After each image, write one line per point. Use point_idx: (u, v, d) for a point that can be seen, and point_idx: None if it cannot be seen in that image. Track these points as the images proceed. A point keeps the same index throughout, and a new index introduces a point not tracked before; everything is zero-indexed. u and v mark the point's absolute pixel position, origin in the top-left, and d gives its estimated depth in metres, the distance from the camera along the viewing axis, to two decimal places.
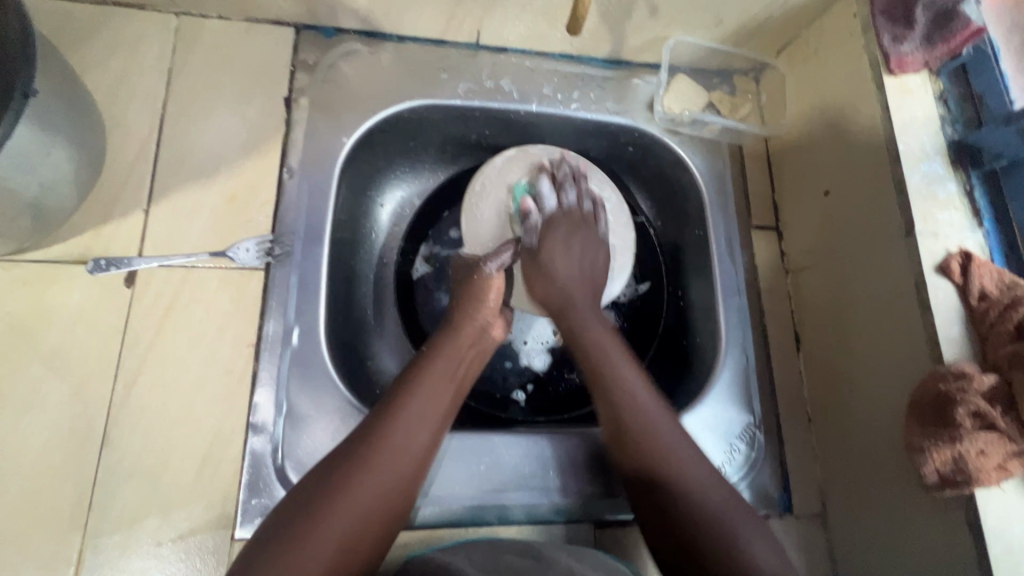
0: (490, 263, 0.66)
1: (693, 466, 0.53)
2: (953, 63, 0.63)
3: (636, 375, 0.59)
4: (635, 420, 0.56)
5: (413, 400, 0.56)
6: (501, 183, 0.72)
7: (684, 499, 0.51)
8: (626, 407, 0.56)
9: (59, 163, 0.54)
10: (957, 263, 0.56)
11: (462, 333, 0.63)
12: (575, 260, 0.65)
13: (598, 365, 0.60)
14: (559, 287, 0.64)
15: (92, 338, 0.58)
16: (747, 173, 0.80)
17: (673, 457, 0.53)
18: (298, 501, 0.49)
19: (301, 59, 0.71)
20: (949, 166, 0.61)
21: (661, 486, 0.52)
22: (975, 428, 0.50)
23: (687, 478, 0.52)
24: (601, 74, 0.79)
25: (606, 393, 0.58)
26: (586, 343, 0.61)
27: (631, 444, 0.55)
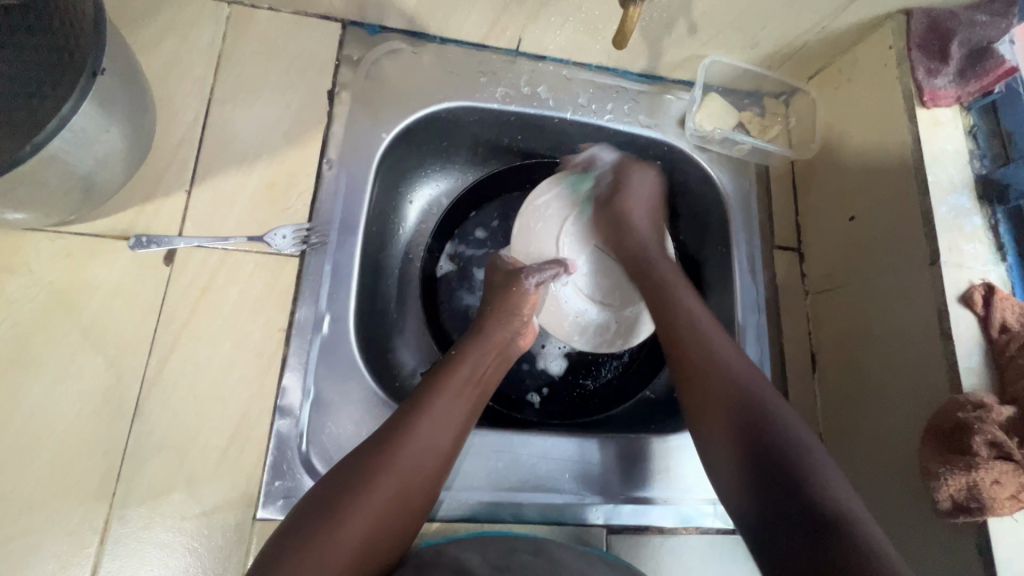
0: (530, 276, 0.68)
1: (734, 358, 0.58)
2: (984, 100, 0.64)
3: (726, 342, 0.60)
4: (725, 385, 0.56)
5: (440, 400, 0.57)
6: (561, 204, 0.81)
7: (783, 450, 0.50)
8: (699, 349, 0.59)
9: (113, 140, 0.55)
10: (979, 295, 0.57)
11: (491, 337, 0.65)
12: (645, 210, 0.76)
13: (690, 345, 0.60)
14: (635, 246, 0.74)
15: (129, 311, 0.59)
16: (772, 193, 0.82)
17: (718, 349, 0.59)
18: (326, 488, 0.50)
19: (345, 54, 0.73)
20: (975, 200, 0.62)
21: (710, 360, 0.58)
22: (991, 457, 0.51)
23: (780, 423, 0.52)
24: (635, 87, 0.81)
25: (701, 370, 0.58)
26: (683, 327, 0.61)
27: (716, 406, 0.55)
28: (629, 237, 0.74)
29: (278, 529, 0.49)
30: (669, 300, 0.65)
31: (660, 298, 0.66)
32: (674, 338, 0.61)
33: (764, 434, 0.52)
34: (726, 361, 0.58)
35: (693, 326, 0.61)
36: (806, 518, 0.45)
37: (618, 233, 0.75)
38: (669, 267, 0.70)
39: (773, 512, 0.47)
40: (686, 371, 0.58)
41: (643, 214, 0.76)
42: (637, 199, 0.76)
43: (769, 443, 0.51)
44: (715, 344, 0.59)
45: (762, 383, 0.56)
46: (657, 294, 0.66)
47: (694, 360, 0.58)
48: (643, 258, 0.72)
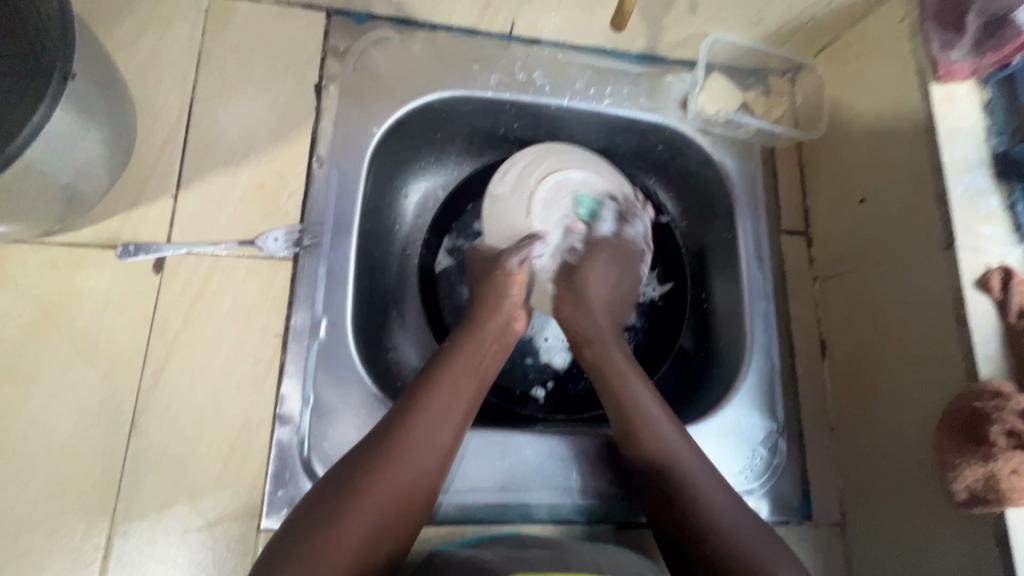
0: (512, 256, 0.66)
1: (681, 450, 0.58)
2: (1000, 74, 0.60)
3: (677, 430, 0.59)
4: (683, 482, 0.56)
5: (437, 394, 0.56)
6: (531, 174, 0.72)
7: (733, 565, 0.50)
8: (653, 456, 0.57)
9: (91, 146, 0.53)
10: (997, 278, 0.55)
11: (486, 327, 0.63)
12: (605, 293, 0.71)
13: (643, 442, 0.58)
14: (591, 305, 0.69)
15: (119, 322, 0.58)
16: (779, 175, 0.79)
17: (668, 452, 0.57)
18: (326, 490, 0.50)
19: (331, 45, 0.69)
20: (992, 179, 0.59)
21: (661, 477, 0.57)
22: (1010, 447, 0.49)
23: (715, 516, 0.54)
24: (635, 69, 0.77)
25: (655, 471, 0.57)
26: (628, 410, 0.61)
27: (668, 508, 0.56)
28: (585, 321, 0.68)
29: (275, 535, 0.48)
30: (621, 391, 0.62)
31: (603, 367, 0.65)
32: (634, 444, 0.59)
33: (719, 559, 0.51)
34: (675, 451, 0.57)
35: (643, 412, 0.60)
36: None
37: (573, 288, 0.70)
38: (622, 355, 0.66)
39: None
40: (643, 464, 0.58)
41: (607, 286, 0.71)
42: (606, 276, 0.71)
43: (717, 557, 0.51)
44: (663, 428, 0.58)
45: (699, 466, 0.57)
46: (605, 372, 0.64)
47: (661, 468, 0.57)
48: (598, 347, 0.66)
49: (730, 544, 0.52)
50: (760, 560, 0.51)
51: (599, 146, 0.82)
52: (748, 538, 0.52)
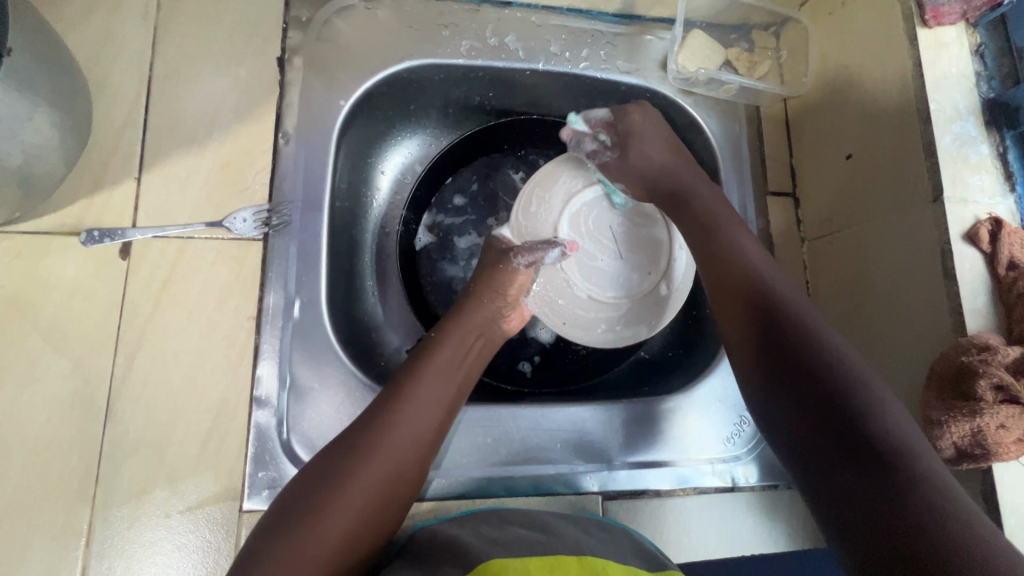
0: (520, 257, 0.64)
1: (793, 300, 0.53)
2: (991, 14, 0.57)
3: (767, 264, 0.57)
4: (805, 346, 0.49)
5: (422, 388, 0.54)
6: (590, 315, 0.71)
7: (842, 396, 0.45)
8: (737, 266, 0.56)
9: (40, 129, 0.52)
10: (986, 230, 0.53)
11: (472, 319, 0.62)
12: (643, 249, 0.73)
13: (751, 292, 0.54)
14: (656, 163, 0.67)
15: (87, 310, 0.57)
16: (764, 135, 0.77)
17: (752, 272, 0.56)
18: (301, 490, 0.48)
19: (293, 15, 0.67)
20: (982, 126, 0.57)
21: (754, 294, 0.54)
22: (996, 401, 0.48)
23: (851, 371, 0.47)
24: (612, 30, 0.74)
25: (767, 314, 0.52)
26: (736, 267, 0.57)
27: (767, 348, 0.51)
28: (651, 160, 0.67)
29: (255, 529, 0.46)
30: (711, 221, 0.61)
31: (711, 232, 0.60)
32: (714, 257, 0.59)
33: (832, 386, 0.46)
34: (790, 307, 0.53)
35: (747, 265, 0.57)
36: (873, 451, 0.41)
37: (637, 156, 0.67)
38: (743, 231, 0.60)
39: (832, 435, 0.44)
40: (716, 276, 0.57)
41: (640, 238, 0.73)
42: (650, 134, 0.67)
43: (829, 395, 0.46)
44: (757, 266, 0.56)
45: (809, 310, 0.53)
46: (717, 245, 0.59)
47: (781, 334, 0.51)
48: (682, 194, 0.65)
49: (841, 371, 0.46)
50: (879, 397, 0.45)
51: (579, 113, 0.79)
52: (866, 374, 0.47)
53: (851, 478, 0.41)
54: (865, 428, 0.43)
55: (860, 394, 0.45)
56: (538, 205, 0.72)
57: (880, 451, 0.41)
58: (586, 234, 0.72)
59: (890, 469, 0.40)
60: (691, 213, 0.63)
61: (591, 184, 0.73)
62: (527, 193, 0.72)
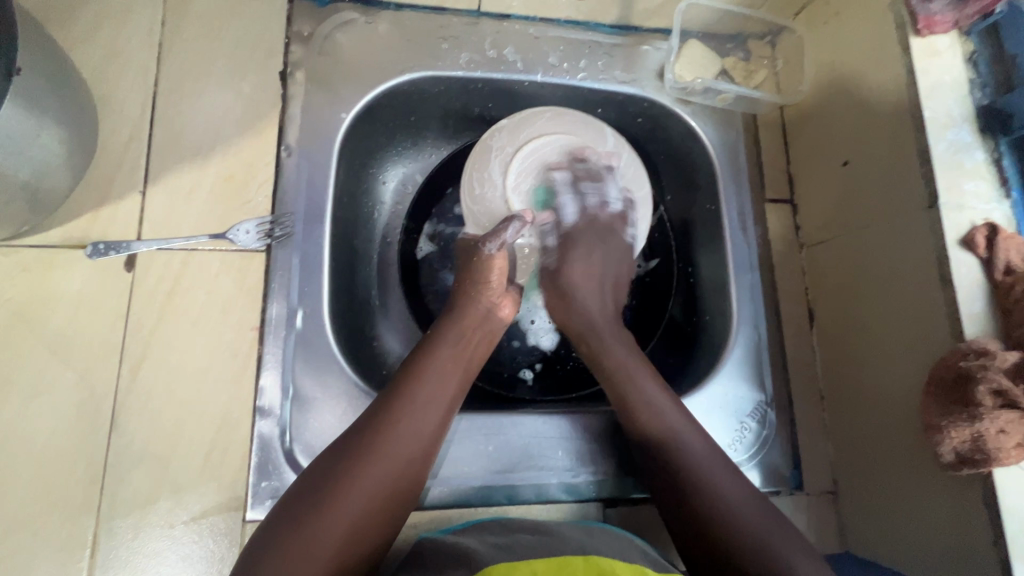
0: (490, 243, 0.61)
1: (672, 418, 0.58)
2: (984, 22, 0.58)
3: (652, 383, 0.60)
4: (720, 498, 0.52)
5: (419, 383, 0.55)
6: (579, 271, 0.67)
7: (742, 540, 0.49)
8: (646, 419, 0.58)
9: (47, 145, 0.53)
10: (982, 237, 0.53)
11: (468, 316, 0.63)
12: (597, 287, 0.67)
13: (669, 459, 0.56)
14: (585, 318, 0.66)
15: (93, 322, 0.57)
16: (761, 143, 0.78)
17: (659, 423, 0.58)
18: (300, 493, 0.48)
19: (295, 30, 0.68)
20: (976, 133, 0.57)
21: (671, 471, 0.55)
22: (996, 406, 0.48)
23: (742, 509, 0.52)
24: (610, 41, 0.75)
25: (674, 471, 0.55)
26: (634, 405, 0.59)
27: (672, 492, 0.55)
28: (585, 300, 0.66)
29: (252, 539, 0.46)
30: (625, 380, 0.61)
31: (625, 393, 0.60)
32: (631, 419, 0.60)
33: (727, 528, 0.50)
34: (678, 442, 0.56)
35: (655, 416, 0.58)
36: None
37: (562, 313, 0.67)
38: (625, 348, 0.64)
39: None
40: (648, 425, 0.58)
41: (592, 283, 0.67)
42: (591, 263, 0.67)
43: (729, 548, 0.49)
44: (642, 384, 0.60)
45: (690, 429, 0.58)
46: (628, 407, 0.60)
47: (715, 517, 0.51)
48: (593, 344, 0.65)
49: (752, 536, 0.50)
50: (784, 552, 0.48)
51: None
52: (772, 534, 0.50)
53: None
54: (779, 569, 0.47)
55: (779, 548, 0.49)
56: (482, 186, 0.64)
57: (771, 564, 0.47)
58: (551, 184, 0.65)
59: None
60: (602, 372, 0.63)
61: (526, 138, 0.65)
62: (466, 180, 0.66)
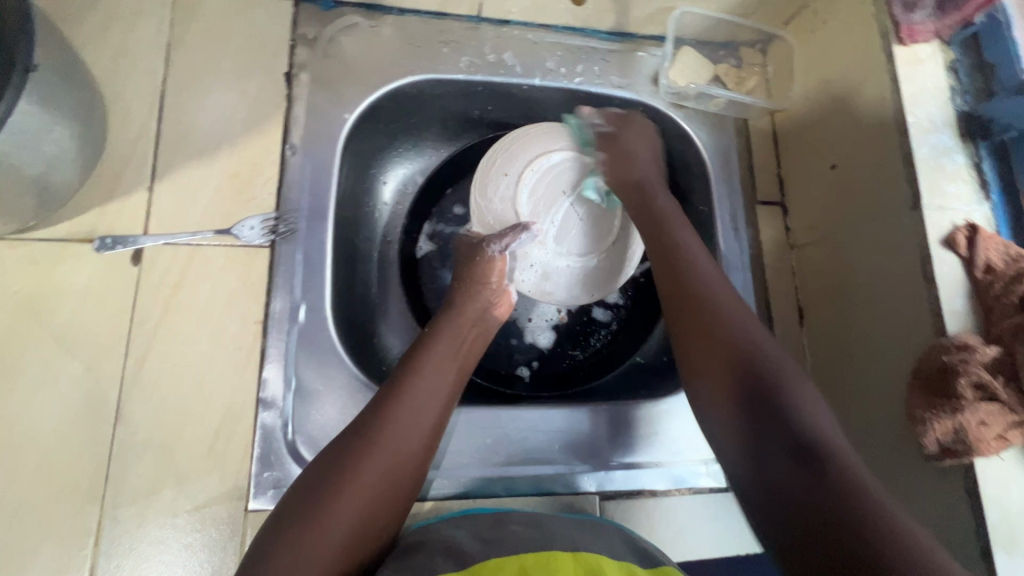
0: (494, 244, 0.66)
1: (704, 266, 0.59)
2: (965, 33, 0.61)
3: (703, 254, 0.61)
4: (737, 331, 0.52)
5: (418, 378, 0.56)
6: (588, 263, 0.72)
7: (764, 370, 0.49)
8: (694, 271, 0.58)
9: (59, 140, 0.54)
10: (963, 236, 0.56)
11: (464, 313, 0.64)
12: (627, 163, 0.69)
13: (692, 287, 0.57)
14: (638, 173, 0.68)
15: (99, 315, 0.58)
16: (753, 147, 0.80)
17: (714, 284, 0.57)
18: (308, 486, 0.49)
19: (300, 33, 0.70)
20: (957, 138, 0.60)
21: (705, 313, 0.55)
22: (977, 398, 0.50)
23: (779, 368, 0.50)
24: (606, 47, 0.78)
25: (739, 351, 0.51)
26: (687, 263, 0.59)
27: (713, 351, 0.52)
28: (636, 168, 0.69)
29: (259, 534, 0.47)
30: (676, 240, 0.61)
31: (660, 225, 0.63)
32: (675, 262, 0.59)
33: (760, 374, 0.49)
34: (726, 311, 0.54)
35: (708, 275, 0.58)
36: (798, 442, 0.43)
37: (617, 163, 0.69)
38: (693, 238, 0.62)
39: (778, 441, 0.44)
40: (693, 266, 0.59)
41: (648, 154, 0.70)
42: (642, 136, 0.71)
43: (767, 380, 0.48)
44: (698, 259, 0.59)
45: (722, 288, 0.57)
46: (654, 215, 0.65)
47: (688, 363, 0.54)
48: (648, 190, 0.67)
49: (777, 380, 0.48)
50: (806, 404, 0.46)
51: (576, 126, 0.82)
52: (799, 385, 0.48)
53: (783, 467, 0.43)
54: (785, 412, 0.46)
55: (797, 389, 0.48)
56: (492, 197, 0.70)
57: (801, 437, 0.43)
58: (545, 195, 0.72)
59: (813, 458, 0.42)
60: (654, 212, 0.65)
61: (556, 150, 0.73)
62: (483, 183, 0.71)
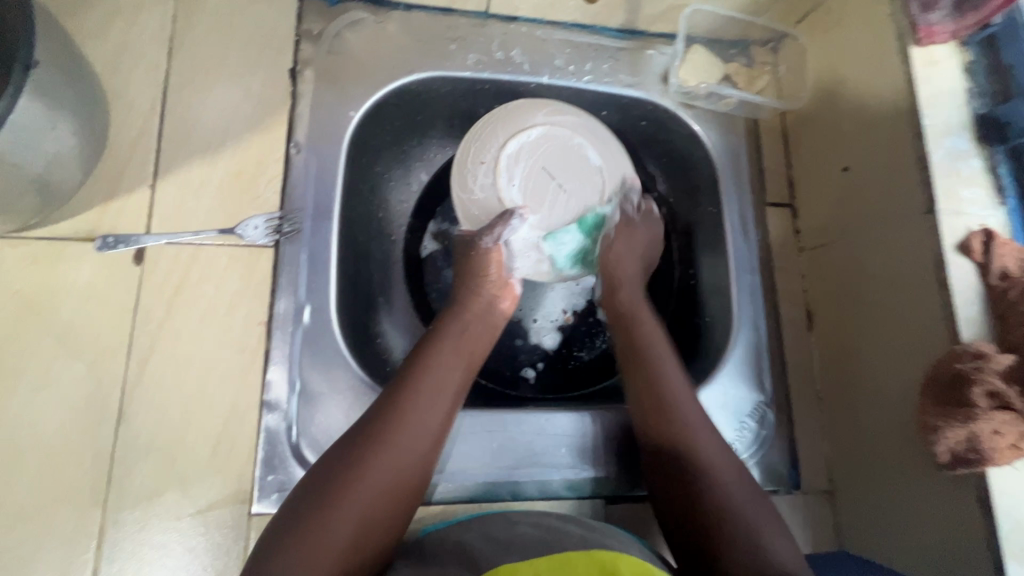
0: (485, 237, 0.65)
1: (659, 342, 0.63)
2: (981, 35, 0.60)
3: (647, 314, 0.67)
4: (675, 404, 0.57)
5: (425, 376, 0.56)
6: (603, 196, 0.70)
7: (682, 442, 0.55)
8: (643, 337, 0.64)
9: (61, 138, 0.53)
10: (978, 241, 0.54)
11: (469, 310, 0.64)
12: (637, 251, 0.71)
13: (659, 370, 0.60)
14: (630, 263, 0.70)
15: (101, 315, 0.58)
16: (763, 147, 0.79)
17: (667, 369, 0.60)
18: (310, 489, 0.48)
19: (305, 29, 0.69)
20: (974, 141, 0.58)
21: (664, 395, 0.58)
22: (991, 408, 0.49)
23: (700, 445, 0.54)
24: (616, 44, 0.77)
25: (669, 410, 0.57)
26: (653, 346, 0.63)
27: (664, 427, 0.56)
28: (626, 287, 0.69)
29: (261, 539, 0.46)
30: (636, 325, 0.65)
31: (628, 326, 0.66)
32: (643, 348, 0.63)
33: (676, 452, 0.55)
34: (671, 380, 0.59)
35: (655, 338, 0.64)
36: (710, 512, 0.50)
37: (611, 276, 0.69)
38: (636, 291, 0.69)
39: (689, 524, 0.50)
40: (665, 357, 0.62)
41: (637, 253, 0.71)
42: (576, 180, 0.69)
43: (678, 453, 0.54)
44: (642, 318, 0.66)
45: (675, 365, 0.61)
46: (630, 317, 0.66)
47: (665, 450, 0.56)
48: (621, 293, 0.68)
49: (688, 451, 0.54)
50: (701, 447, 0.54)
51: None
52: (704, 441, 0.55)
53: (689, 500, 0.52)
54: (692, 462, 0.53)
55: (718, 489, 0.51)
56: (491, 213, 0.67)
57: (712, 499, 0.50)
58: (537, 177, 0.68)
59: (710, 523, 0.49)
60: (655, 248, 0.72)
61: (529, 125, 0.69)
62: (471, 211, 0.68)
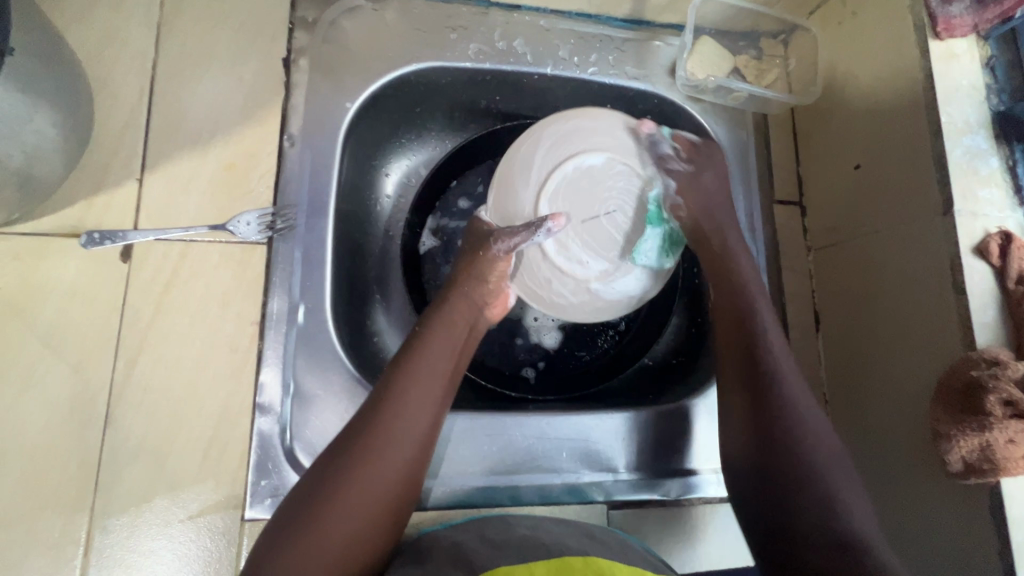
0: (497, 244, 0.56)
1: (766, 312, 0.60)
2: (1003, 27, 0.57)
3: (756, 281, 0.63)
4: (784, 391, 0.55)
5: (401, 389, 0.52)
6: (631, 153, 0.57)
7: (802, 438, 0.53)
8: (748, 308, 0.60)
9: (41, 130, 0.51)
10: (996, 244, 0.53)
11: (454, 314, 0.59)
12: (721, 180, 0.65)
13: (761, 339, 0.58)
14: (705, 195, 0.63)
15: (86, 314, 0.55)
16: (772, 143, 0.77)
17: (777, 343, 0.59)
18: (288, 508, 0.47)
19: (299, 16, 0.66)
20: (992, 139, 0.56)
21: (767, 369, 0.57)
22: (1006, 416, 0.48)
23: (809, 437, 0.53)
24: (621, 35, 0.74)
25: (773, 385, 0.56)
26: (757, 318, 0.60)
27: (760, 406, 0.56)
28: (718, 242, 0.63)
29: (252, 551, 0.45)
30: (737, 284, 0.62)
31: (724, 270, 0.62)
32: (748, 319, 0.59)
33: (781, 439, 0.54)
34: (780, 364, 0.57)
35: (758, 312, 0.60)
36: (835, 539, 0.47)
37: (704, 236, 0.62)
38: (748, 259, 0.64)
39: (781, 520, 0.51)
40: (772, 332, 0.59)
41: (719, 180, 0.65)
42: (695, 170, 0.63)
43: (793, 441, 0.53)
44: (749, 284, 0.62)
45: (780, 336, 0.60)
46: (724, 267, 0.62)
47: (759, 433, 0.55)
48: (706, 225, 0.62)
49: (809, 444, 0.53)
50: (824, 461, 0.52)
51: None
52: (826, 447, 0.53)
53: (793, 492, 0.51)
54: (814, 461, 0.52)
55: (837, 488, 0.51)
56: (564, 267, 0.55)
57: (847, 527, 0.48)
58: (583, 190, 0.55)
59: (849, 551, 0.46)
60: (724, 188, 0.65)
61: (541, 173, 0.55)
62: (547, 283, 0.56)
